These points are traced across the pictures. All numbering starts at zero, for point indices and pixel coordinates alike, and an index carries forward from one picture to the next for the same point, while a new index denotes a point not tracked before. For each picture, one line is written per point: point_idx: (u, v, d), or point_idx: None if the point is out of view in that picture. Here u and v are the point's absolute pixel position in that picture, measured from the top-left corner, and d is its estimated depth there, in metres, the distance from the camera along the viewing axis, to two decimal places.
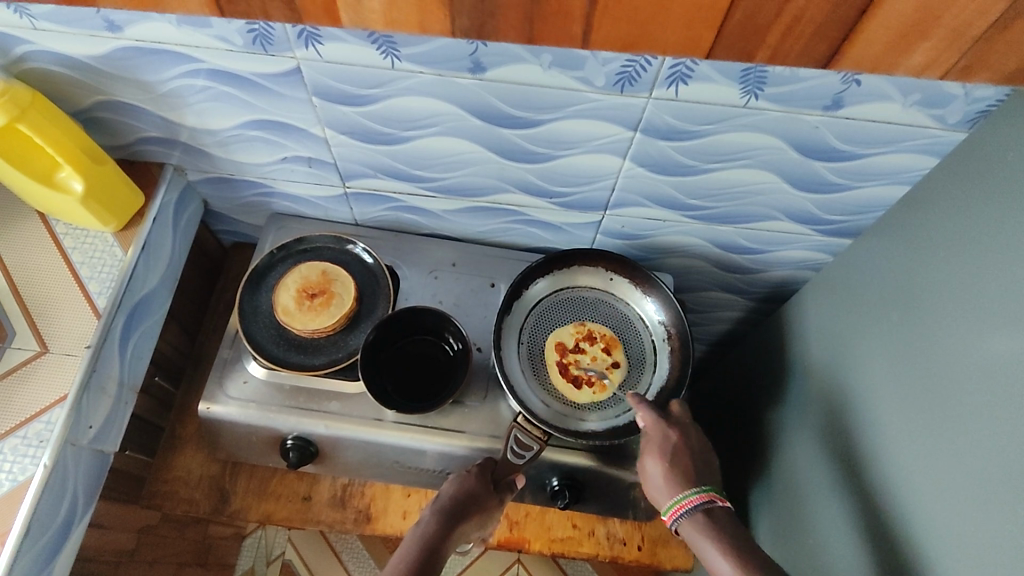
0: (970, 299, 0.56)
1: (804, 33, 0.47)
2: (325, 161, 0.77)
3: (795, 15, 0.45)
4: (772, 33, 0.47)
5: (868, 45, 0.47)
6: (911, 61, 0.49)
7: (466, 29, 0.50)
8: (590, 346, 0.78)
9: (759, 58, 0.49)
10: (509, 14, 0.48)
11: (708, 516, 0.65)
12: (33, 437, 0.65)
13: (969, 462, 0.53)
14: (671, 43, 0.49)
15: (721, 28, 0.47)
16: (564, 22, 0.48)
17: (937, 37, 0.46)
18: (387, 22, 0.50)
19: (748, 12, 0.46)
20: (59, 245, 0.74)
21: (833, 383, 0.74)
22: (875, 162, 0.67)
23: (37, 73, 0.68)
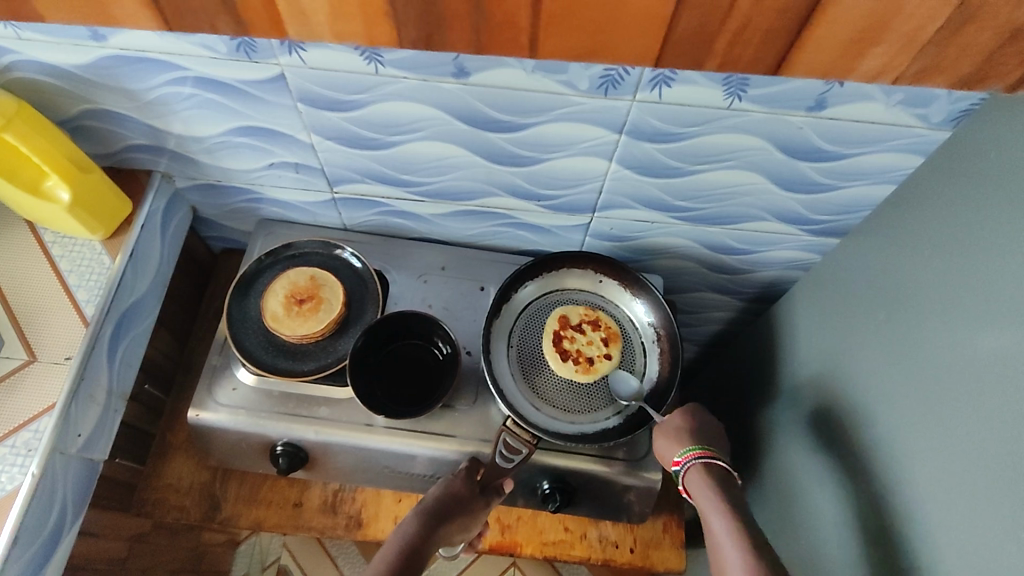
0: (955, 297, 0.56)
1: (754, 39, 0.45)
2: (312, 167, 0.77)
3: (739, 23, 0.43)
4: (721, 40, 0.45)
5: (818, 52, 0.45)
6: (865, 65, 0.47)
7: (413, 41, 0.48)
8: (589, 330, 0.78)
9: (708, 66, 0.47)
10: (456, 26, 0.46)
11: (711, 473, 0.68)
12: (21, 446, 0.65)
13: (960, 461, 0.53)
14: (627, 52, 0.47)
15: (669, 36, 0.45)
16: (511, 34, 0.46)
17: (890, 43, 0.44)
18: (335, 34, 0.47)
19: (693, 25, 0.44)
20: (47, 253, 0.74)
21: (824, 382, 0.74)
22: (861, 162, 0.67)
23: (24, 83, 0.68)
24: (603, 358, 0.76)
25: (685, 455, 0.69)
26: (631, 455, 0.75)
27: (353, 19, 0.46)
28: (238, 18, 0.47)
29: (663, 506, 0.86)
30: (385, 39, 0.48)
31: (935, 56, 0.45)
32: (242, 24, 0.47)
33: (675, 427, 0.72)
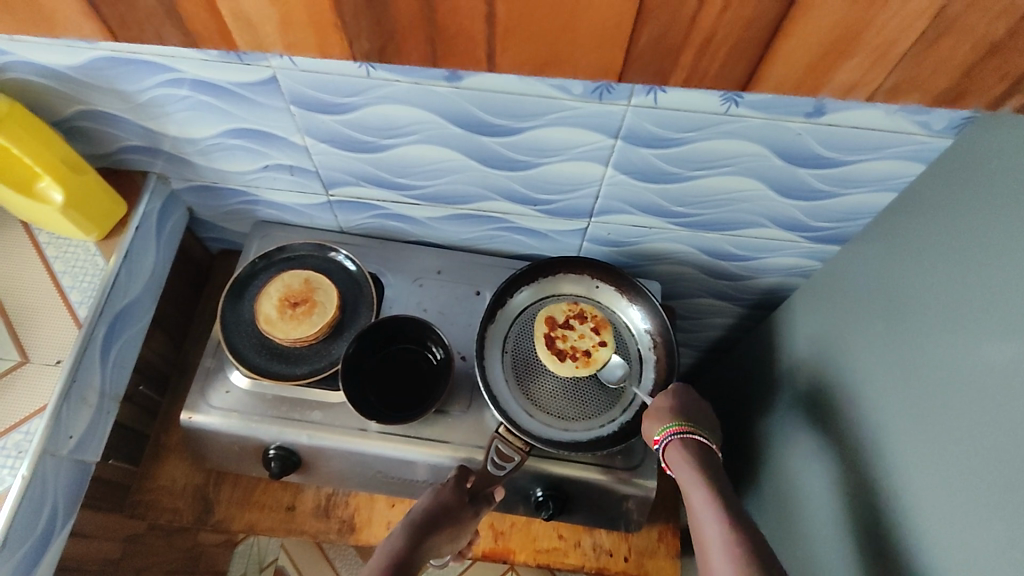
0: (955, 309, 0.55)
1: (719, 51, 0.45)
2: (307, 169, 0.77)
3: (704, 34, 0.44)
4: (685, 53, 0.45)
5: (787, 64, 0.46)
6: (837, 78, 0.47)
7: (367, 52, 0.48)
8: (578, 323, 0.77)
9: (673, 80, 0.48)
10: (410, 40, 0.47)
11: (688, 449, 0.67)
12: (12, 447, 0.65)
13: (959, 476, 0.52)
14: (586, 64, 0.47)
15: (630, 48, 0.46)
16: (467, 46, 0.47)
17: (863, 54, 0.44)
18: (288, 44, 0.48)
19: (657, 34, 0.44)
20: (42, 254, 0.74)
21: (823, 392, 0.73)
22: (861, 169, 0.66)
23: (18, 84, 0.68)
24: (598, 345, 0.75)
25: (664, 431, 0.68)
26: (627, 464, 0.74)
27: (305, 34, 0.47)
28: (185, 30, 0.47)
29: (659, 515, 0.86)
30: (338, 50, 0.48)
31: (909, 70, 0.46)
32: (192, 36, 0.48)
33: (656, 407, 0.70)
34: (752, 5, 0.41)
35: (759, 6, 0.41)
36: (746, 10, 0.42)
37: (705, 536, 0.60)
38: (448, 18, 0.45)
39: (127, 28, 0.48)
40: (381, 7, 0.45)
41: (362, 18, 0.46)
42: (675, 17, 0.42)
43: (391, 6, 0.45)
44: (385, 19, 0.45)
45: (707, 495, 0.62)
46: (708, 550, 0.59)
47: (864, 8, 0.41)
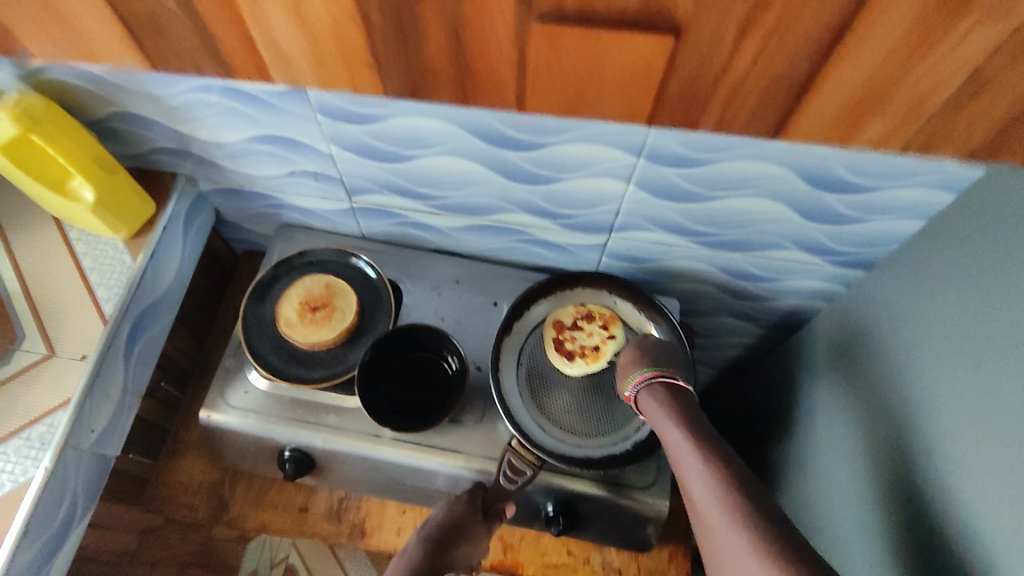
0: (977, 342, 0.54)
1: (745, 103, 0.45)
2: (331, 176, 0.77)
3: (736, 84, 0.43)
4: (714, 102, 0.45)
5: (817, 114, 0.45)
6: (867, 131, 0.47)
7: (398, 90, 0.49)
8: (586, 323, 0.78)
9: (704, 126, 0.48)
10: (443, 79, 0.47)
11: (662, 393, 0.66)
12: (35, 439, 0.67)
13: (977, 516, 0.51)
14: (612, 105, 0.47)
15: (659, 96, 0.46)
16: (497, 88, 0.47)
17: (890, 112, 0.44)
18: (320, 80, 0.49)
19: (687, 82, 0.44)
20: (72, 251, 0.76)
21: (842, 420, 0.72)
22: (888, 196, 0.64)
23: (54, 85, 0.69)
24: (607, 340, 0.77)
25: (632, 381, 0.69)
26: (640, 482, 0.74)
27: (337, 68, 0.48)
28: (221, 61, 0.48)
29: (670, 535, 0.85)
30: (371, 87, 0.49)
31: (941, 127, 0.45)
32: (229, 67, 0.49)
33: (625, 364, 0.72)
34: (785, 60, 0.41)
35: (790, 62, 0.41)
36: (775, 64, 0.41)
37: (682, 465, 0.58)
38: (480, 61, 0.45)
39: (165, 60, 0.49)
40: (415, 49, 0.45)
41: (394, 57, 0.46)
42: (702, 67, 0.42)
43: (426, 48, 0.45)
44: (417, 59, 0.46)
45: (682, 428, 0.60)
46: (687, 477, 0.57)
47: (896, 66, 0.41)
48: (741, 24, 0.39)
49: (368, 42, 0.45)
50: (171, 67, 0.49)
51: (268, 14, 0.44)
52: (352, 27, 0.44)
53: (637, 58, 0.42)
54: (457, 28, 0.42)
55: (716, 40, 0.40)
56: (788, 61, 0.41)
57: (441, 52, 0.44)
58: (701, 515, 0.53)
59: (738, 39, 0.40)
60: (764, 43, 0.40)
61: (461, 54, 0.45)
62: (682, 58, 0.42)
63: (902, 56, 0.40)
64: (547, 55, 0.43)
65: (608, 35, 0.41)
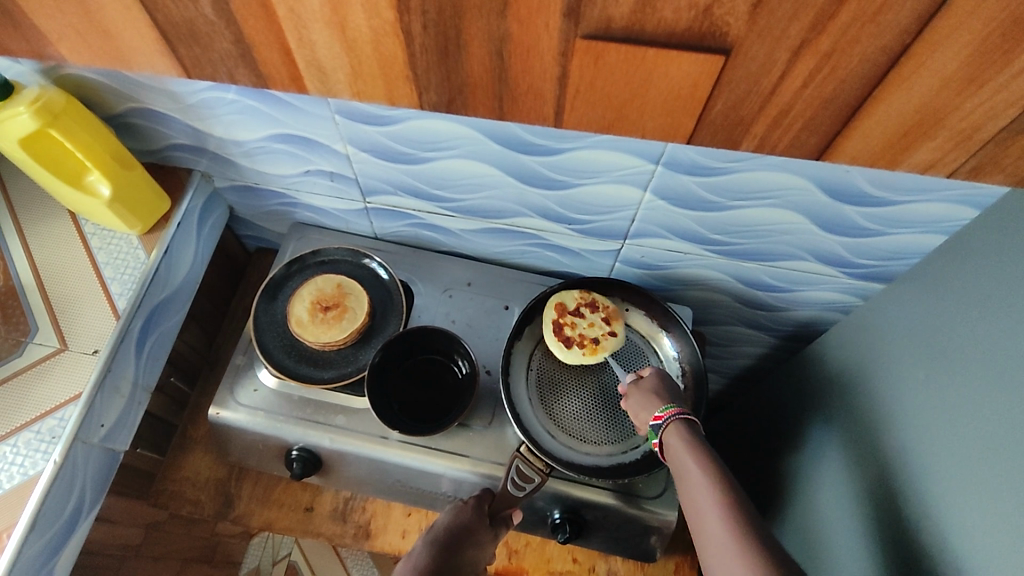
0: (994, 361, 0.53)
1: (792, 126, 0.45)
2: (346, 176, 0.77)
3: (782, 108, 0.43)
4: (757, 123, 0.45)
5: (863, 141, 0.45)
6: (914, 157, 0.47)
7: (434, 103, 0.49)
8: (588, 312, 0.76)
9: (745, 146, 0.47)
10: (479, 92, 0.47)
11: (686, 425, 0.63)
12: (46, 433, 0.67)
13: (987, 537, 0.49)
14: (651, 126, 0.47)
15: (702, 115, 0.45)
16: (536, 102, 0.47)
17: (942, 138, 0.44)
18: (356, 92, 0.49)
19: (731, 103, 0.44)
20: (86, 244, 0.76)
21: (854, 434, 0.71)
22: (909, 210, 0.64)
23: (74, 79, 0.69)
24: (608, 335, 0.75)
25: (664, 411, 0.65)
26: (648, 491, 0.73)
27: (375, 82, 0.47)
28: (257, 72, 0.49)
29: (676, 545, 0.84)
30: (406, 99, 0.49)
31: (993, 154, 0.45)
32: (263, 78, 0.49)
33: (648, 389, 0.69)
34: (837, 83, 0.41)
35: (839, 87, 0.41)
36: (826, 89, 0.41)
37: (697, 501, 0.56)
38: (522, 79, 0.45)
39: (200, 66, 0.49)
40: (454, 63, 0.45)
41: (435, 73, 0.46)
42: (752, 90, 0.42)
43: (464, 62, 0.45)
44: (456, 75, 0.46)
45: (704, 463, 0.58)
46: (700, 517, 0.54)
47: (951, 96, 0.41)
48: (793, 49, 0.39)
49: (408, 63, 0.45)
50: (206, 74, 0.50)
51: (309, 28, 0.44)
52: (393, 43, 0.44)
53: (687, 77, 0.42)
54: (499, 42, 0.42)
55: (766, 65, 0.40)
56: (841, 82, 0.41)
57: (485, 73, 0.45)
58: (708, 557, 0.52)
59: (788, 65, 0.40)
60: (816, 70, 0.40)
61: (503, 71, 0.44)
62: (729, 80, 0.42)
63: (954, 88, 0.40)
64: (591, 74, 0.43)
65: (654, 56, 0.41)
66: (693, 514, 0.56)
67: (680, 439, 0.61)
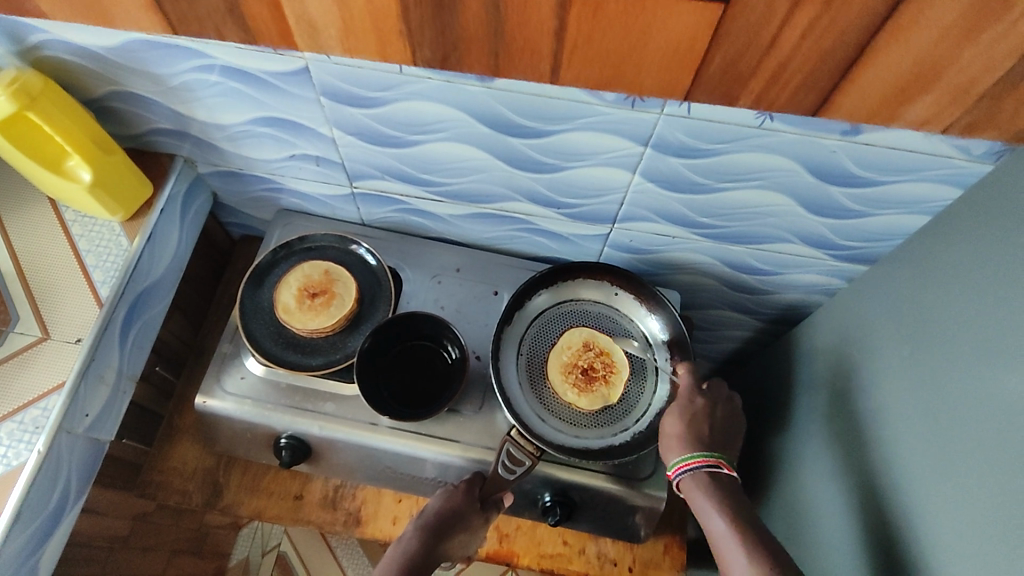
0: (978, 338, 0.53)
1: (791, 81, 0.49)
2: (332, 160, 0.77)
3: (780, 62, 0.47)
4: (755, 80, 0.49)
5: (859, 96, 0.50)
6: (911, 113, 0.51)
7: (428, 59, 0.53)
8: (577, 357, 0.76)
9: (743, 102, 0.52)
10: (473, 49, 0.51)
11: (713, 480, 0.66)
12: (29, 423, 0.65)
13: (974, 512, 0.50)
14: (649, 82, 0.51)
15: (700, 71, 0.49)
16: (533, 60, 0.51)
17: (940, 92, 0.48)
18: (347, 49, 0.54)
19: (729, 60, 0.48)
20: (67, 232, 0.75)
21: (838, 414, 0.72)
22: (893, 190, 0.64)
23: (51, 62, 0.68)
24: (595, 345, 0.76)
25: (676, 467, 0.67)
26: (639, 473, 0.73)
27: (369, 40, 0.53)
28: (245, 27, 0.54)
29: (665, 527, 0.85)
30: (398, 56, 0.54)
31: (987, 110, 0.49)
32: (252, 33, 0.54)
33: (668, 436, 0.69)
34: (835, 35, 0.44)
35: (838, 39, 0.45)
36: (824, 42, 0.45)
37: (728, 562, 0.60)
38: (517, 33, 0.49)
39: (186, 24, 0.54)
40: (447, 18, 0.49)
41: (428, 28, 0.50)
42: (752, 42, 0.46)
43: (456, 21, 0.49)
44: (451, 31, 0.50)
45: (730, 521, 0.62)
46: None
47: (949, 47, 0.44)
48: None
49: (400, 19, 0.50)
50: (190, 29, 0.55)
51: None
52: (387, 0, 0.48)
53: (686, 31, 0.46)
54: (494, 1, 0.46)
55: (767, 16, 0.43)
56: (840, 34, 0.44)
57: (477, 26, 0.49)
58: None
59: (788, 17, 0.44)
60: (815, 21, 0.44)
61: (498, 25, 0.48)
62: (729, 31, 0.45)
63: (953, 39, 0.44)
64: (588, 26, 0.47)
65: (653, 4, 0.44)
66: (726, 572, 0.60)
67: (702, 496, 0.65)
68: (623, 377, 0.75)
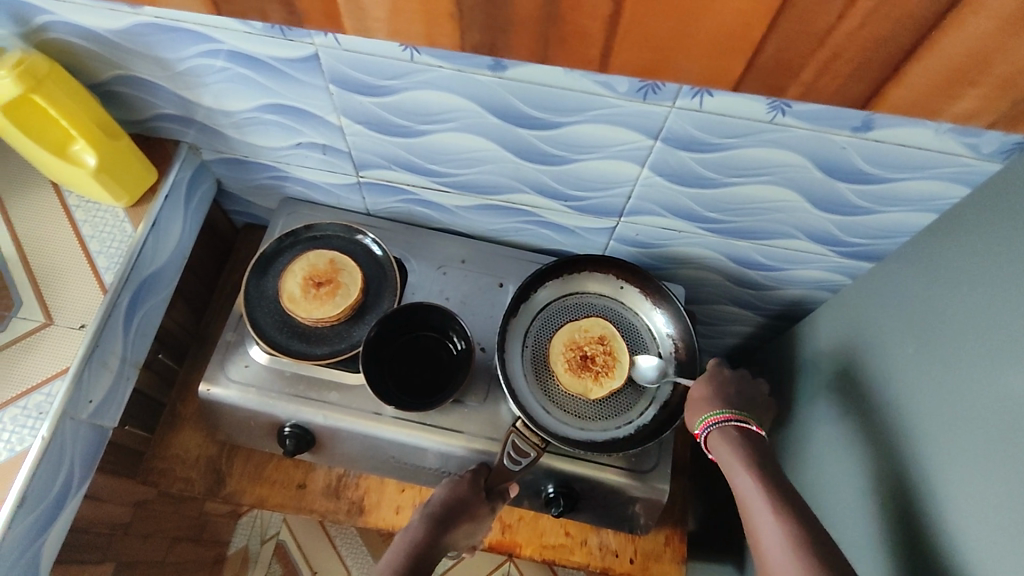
0: (985, 336, 0.54)
1: (841, 71, 0.49)
2: (339, 149, 0.76)
3: (834, 52, 0.47)
4: (806, 70, 0.49)
5: (910, 87, 0.50)
6: (958, 108, 0.51)
7: (473, 44, 0.53)
8: (586, 362, 0.75)
9: (791, 92, 0.52)
10: (520, 35, 0.51)
11: (739, 434, 0.66)
12: (33, 408, 0.65)
13: (978, 509, 0.51)
14: (695, 71, 0.51)
15: (752, 59, 0.49)
16: (581, 46, 0.51)
17: (987, 86, 0.48)
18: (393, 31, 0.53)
19: (782, 47, 0.48)
20: (70, 217, 0.74)
21: (842, 410, 0.72)
22: (901, 187, 0.64)
23: (56, 44, 0.67)
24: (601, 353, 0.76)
25: (704, 420, 0.68)
26: (642, 466, 0.74)
27: (413, 22, 0.52)
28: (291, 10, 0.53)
29: (666, 519, 0.86)
30: (444, 38, 0.53)
31: None
32: (297, 16, 0.53)
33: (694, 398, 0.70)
34: (896, 24, 0.44)
35: (894, 28, 0.45)
36: (882, 30, 0.45)
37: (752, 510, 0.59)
38: (568, 17, 0.48)
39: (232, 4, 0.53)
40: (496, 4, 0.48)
41: (477, 11, 0.49)
42: (808, 30, 0.46)
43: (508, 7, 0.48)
44: (501, 13, 0.49)
45: (753, 474, 0.61)
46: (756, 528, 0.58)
47: (1005, 37, 0.44)
48: None
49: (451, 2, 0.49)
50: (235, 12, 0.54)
51: None
52: None
53: (740, 15, 0.45)
54: None
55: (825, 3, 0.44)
56: (900, 24, 0.44)
57: (531, 11, 0.48)
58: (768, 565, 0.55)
59: (847, 6, 0.44)
60: (875, 10, 0.44)
61: (554, 8, 0.47)
62: (788, 18, 0.45)
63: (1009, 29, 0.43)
64: (640, 12, 0.46)
65: None
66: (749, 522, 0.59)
67: (728, 446, 0.65)
68: (613, 385, 0.74)
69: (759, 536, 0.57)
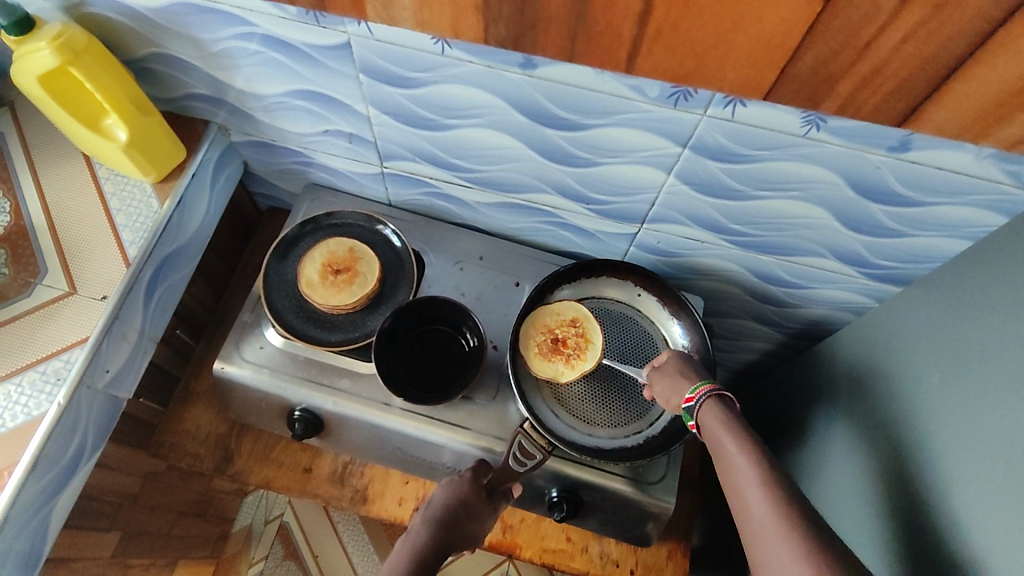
0: (1014, 370, 0.52)
1: (882, 86, 0.48)
2: (365, 138, 0.76)
3: (873, 67, 0.46)
4: (844, 83, 0.48)
5: (955, 108, 0.48)
6: (1002, 133, 0.50)
7: (500, 38, 0.53)
8: (557, 347, 0.74)
9: (827, 106, 0.50)
10: (549, 31, 0.50)
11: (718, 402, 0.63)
12: (51, 374, 0.66)
13: (994, 550, 0.49)
14: (729, 79, 0.50)
15: (787, 68, 0.48)
16: (612, 46, 0.50)
17: None
18: (419, 20, 0.53)
19: (822, 58, 0.46)
20: (100, 189, 0.75)
21: (860, 436, 0.70)
22: (935, 212, 0.62)
23: (95, 19, 0.68)
24: (572, 336, 0.74)
25: (696, 391, 0.64)
26: (648, 477, 0.73)
27: (441, 14, 0.52)
28: None
29: (669, 533, 0.85)
30: (471, 31, 0.53)
31: None
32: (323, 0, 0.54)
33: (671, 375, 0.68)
34: (941, 41, 0.43)
35: (938, 44, 0.43)
36: (927, 47, 0.44)
37: (738, 479, 0.55)
38: (599, 16, 0.48)
39: None
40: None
41: (506, 5, 0.49)
42: (847, 42, 0.45)
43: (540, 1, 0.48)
44: (531, 10, 0.49)
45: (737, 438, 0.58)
46: (742, 489, 0.54)
47: None
48: None
49: None
50: None
51: None
52: None
53: (778, 23, 0.44)
54: None
55: (870, 15, 0.42)
56: (944, 40, 0.43)
57: (561, 8, 0.48)
58: (755, 534, 0.51)
59: (893, 16, 0.42)
60: (921, 24, 0.42)
61: (581, 8, 0.47)
62: (826, 28, 0.44)
63: None
64: (675, 16, 0.46)
65: None
66: (734, 494, 0.55)
67: (715, 414, 0.61)
68: (584, 368, 0.73)
69: (748, 499, 0.53)
